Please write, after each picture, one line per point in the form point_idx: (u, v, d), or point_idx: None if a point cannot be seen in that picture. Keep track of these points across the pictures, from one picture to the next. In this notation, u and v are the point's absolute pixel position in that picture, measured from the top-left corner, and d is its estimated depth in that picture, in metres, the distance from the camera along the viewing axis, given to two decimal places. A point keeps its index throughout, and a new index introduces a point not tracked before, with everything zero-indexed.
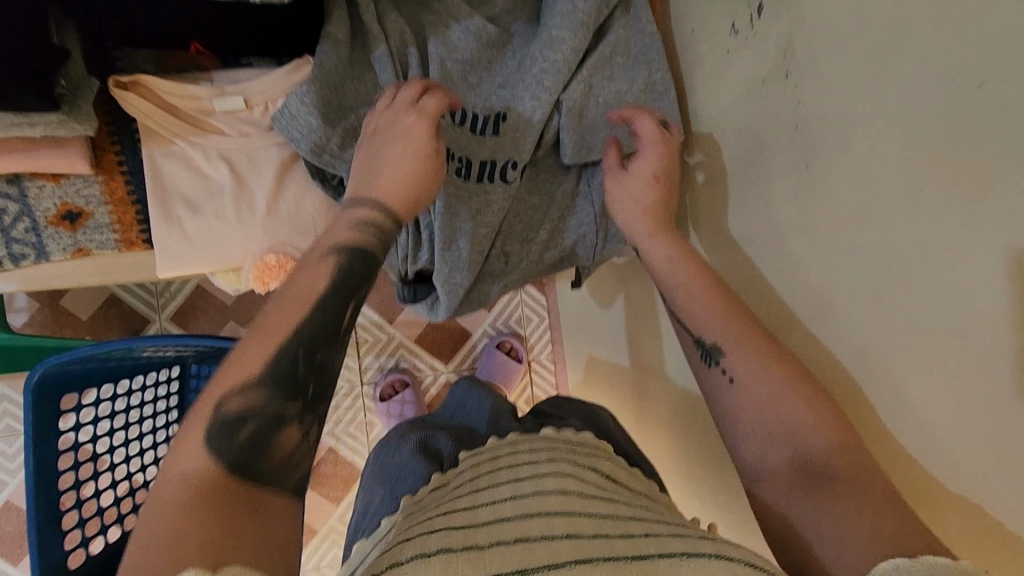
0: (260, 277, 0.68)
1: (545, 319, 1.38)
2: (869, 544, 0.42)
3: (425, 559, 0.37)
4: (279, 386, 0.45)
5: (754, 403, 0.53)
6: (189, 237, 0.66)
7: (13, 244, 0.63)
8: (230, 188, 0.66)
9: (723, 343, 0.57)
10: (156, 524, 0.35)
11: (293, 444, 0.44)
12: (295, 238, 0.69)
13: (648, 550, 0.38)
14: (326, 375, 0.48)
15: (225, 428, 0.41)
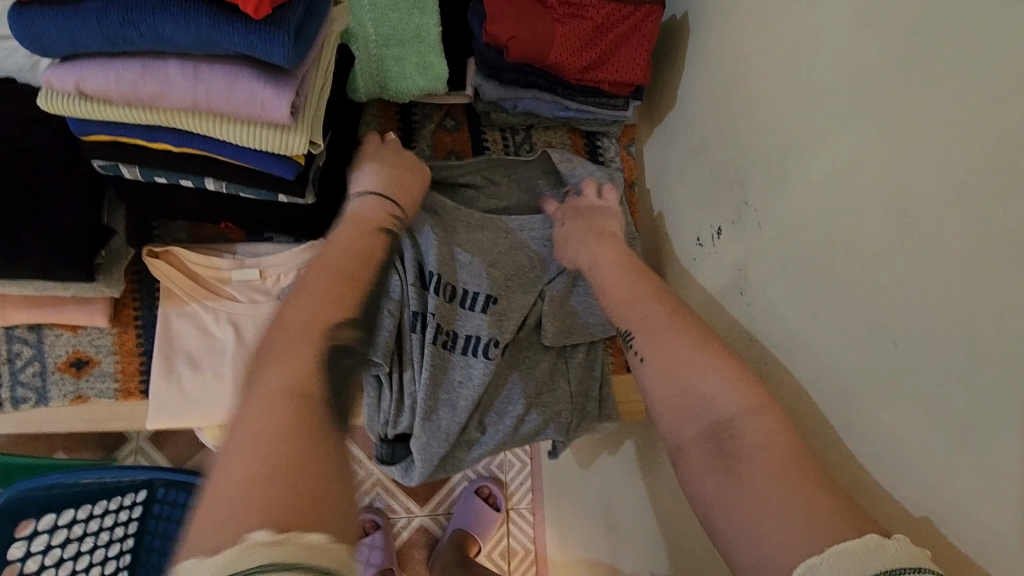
0: None
1: (529, 463, 1.26)
2: (810, 525, 0.41)
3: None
4: (334, 368, 0.53)
5: (676, 394, 0.56)
6: (184, 395, 0.70)
7: (18, 387, 0.68)
8: (231, 348, 0.71)
9: (634, 331, 0.64)
10: (250, 447, 0.42)
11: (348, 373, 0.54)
12: None
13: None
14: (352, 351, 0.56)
15: (335, 350, 0.54)
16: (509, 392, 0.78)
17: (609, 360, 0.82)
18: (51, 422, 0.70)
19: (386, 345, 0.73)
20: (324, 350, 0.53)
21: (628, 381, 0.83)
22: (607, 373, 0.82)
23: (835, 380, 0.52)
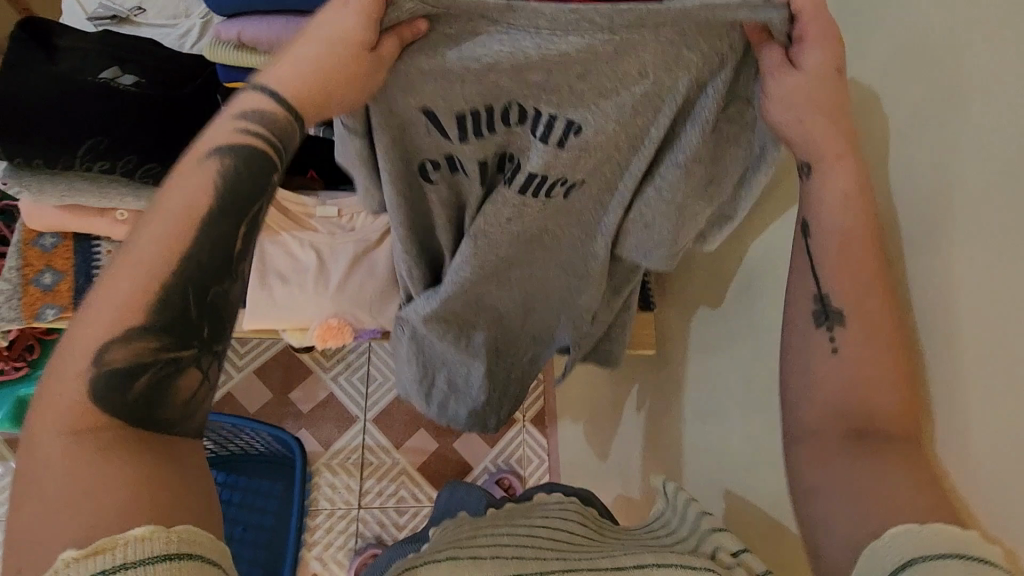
0: (321, 336, 0.89)
1: (542, 460, 1.84)
2: (911, 492, 0.62)
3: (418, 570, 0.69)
4: (173, 321, 0.54)
5: (846, 368, 0.70)
6: (277, 298, 0.91)
7: None
8: (314, 271, 0.91)
9: (844, 312, 0.71)
10: (69, 472, 0.48)
11: (187, 385, 0.56)
12: (353, 308, 0.92)
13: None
14: (191, 317, 0.55)
15: (125, 377, 0.52)
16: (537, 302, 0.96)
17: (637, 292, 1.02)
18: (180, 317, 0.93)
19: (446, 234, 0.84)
20: (162, 292, 0.54)
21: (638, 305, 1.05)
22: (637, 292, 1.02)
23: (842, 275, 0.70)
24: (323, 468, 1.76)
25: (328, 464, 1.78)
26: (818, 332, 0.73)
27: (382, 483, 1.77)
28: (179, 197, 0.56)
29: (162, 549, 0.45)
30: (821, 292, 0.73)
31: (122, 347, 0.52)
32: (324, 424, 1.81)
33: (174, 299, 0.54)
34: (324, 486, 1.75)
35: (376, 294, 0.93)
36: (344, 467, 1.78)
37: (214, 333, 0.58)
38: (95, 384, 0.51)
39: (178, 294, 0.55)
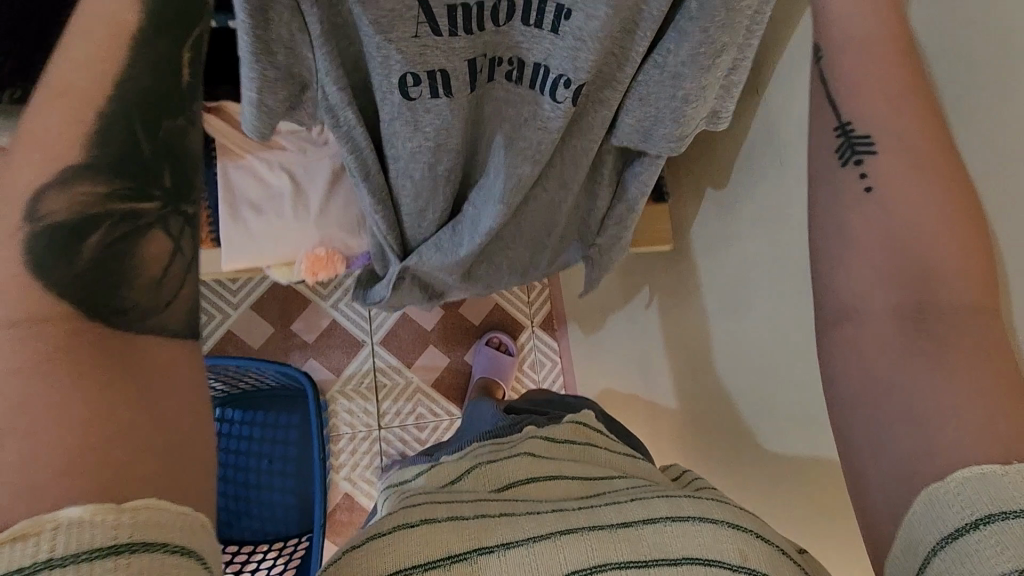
0: (311, 268, 1.04)
1: (556, 365, 1.87)
2: (978, 399, 0.56)
3: (407, 533, 0.59)
4: (125, 171, 0.51)
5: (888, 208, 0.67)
6: (251, 233, 1.01)
7: None
8: (289, 190, 1.03)
9: (871, 138, 0.69)
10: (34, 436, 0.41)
11: (157, 253, 0.52)
12: (335, 234, 1.05)
13: (657, 559, 0.57)
14: (128, 168, 0.51)
15: (62, 254, 0.47)
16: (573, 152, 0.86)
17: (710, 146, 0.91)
18: None
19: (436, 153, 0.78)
20: (90, 130, 0.50)
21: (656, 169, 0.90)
22: (685, 136, 0.82)
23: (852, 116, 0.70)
24: (338, 396, 1.73)
25: (343, 391, 1.73)
26: (847, 168, 0.71)
27: (398, 405, 1.75)
28: (51, 123, 0.49)
29: (108, 539, 0.37)
30: (840, 123, 0.72)
31: (60, 192, 0.48)
32: (331, 351, 1.74)
33: (108, 149, 0.50)
34: (342, 413, 1.72)
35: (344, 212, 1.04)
36: (360, 392, 1.74)
37: (175, 184, 0.54)
38: (39, 244, 0.47)
39: (114, 152, 0.50)
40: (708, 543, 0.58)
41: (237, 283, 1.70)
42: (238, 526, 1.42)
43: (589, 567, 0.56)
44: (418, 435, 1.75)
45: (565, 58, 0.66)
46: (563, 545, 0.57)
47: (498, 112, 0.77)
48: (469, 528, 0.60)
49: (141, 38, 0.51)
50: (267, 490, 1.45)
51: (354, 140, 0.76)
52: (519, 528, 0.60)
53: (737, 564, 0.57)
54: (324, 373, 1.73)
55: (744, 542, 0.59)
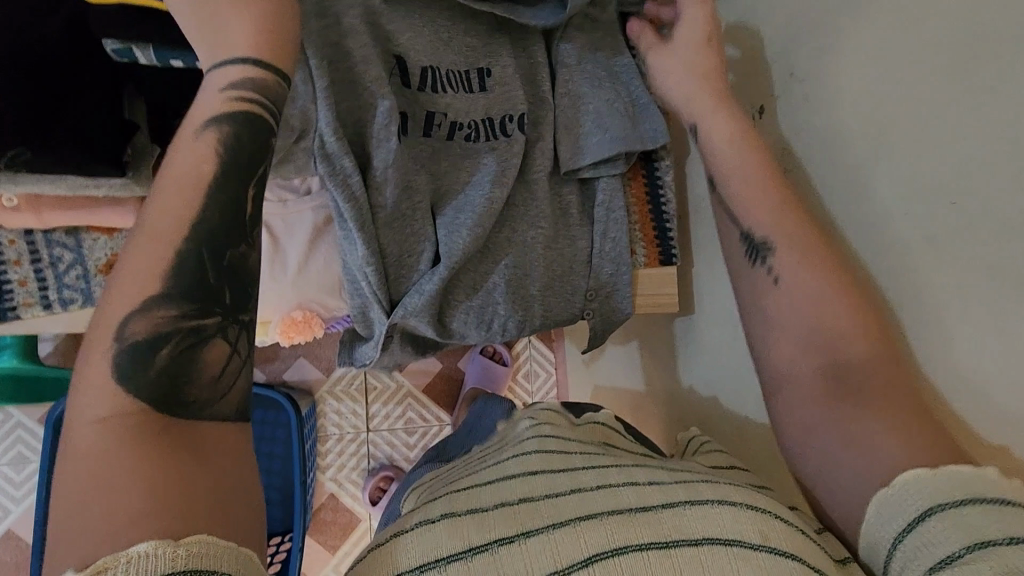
0: (285, 332, 0.71)
1: (552, 375, 1.75)
2: None
3: (429, 532, 0.50)
4: (194, 292, 0.44)
5: (834, 345, 0.56)
6: None
7: (64, 290, 0.70)
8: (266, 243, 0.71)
9: (773, 245, 0.63)
10: (94, 481, 0.37)
11: (217, 360, 0.45)
12: (321, 295, 0.72)
13: (676, 539, 0.47)
14: (217, 296, 0.45)
15: (136, 363, 0.41)
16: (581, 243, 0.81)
17: (641, 249, 0.84)
18: None
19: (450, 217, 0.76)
20: (169, 261, 0.44)
21: (662, 275, 0.85)
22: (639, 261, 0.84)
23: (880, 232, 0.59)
24: (326, 396, 1.61)
25: (331, 391, 1.61)
26: (757, 273, 0.64)
27: (389, 409, 1.64)
28: (140, 260, 0.44)
29: (167, 567, 0.33)
30: (747, 240, 0.66)
31: (141, 320, 0.42)
32: (322, 349, 1.61)
33: (188, 264, 0.44)
34: (330, 413, 1.61)
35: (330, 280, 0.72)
36: (348, 393, 1.62)
37: (235, 304, 0.47)
38: (121, 359, 0.41)
39: (189, 270, 0.44)
40: (727, 523, 0.48)
41: None
42: None
43: (660, 542, 0.47)
44: (406, 441, 1.64)
45: (592, 120, 0.79)
46: (584, 531, 0.48)
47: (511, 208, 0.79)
48: (495, 519, 0.50)
49: (235, 133, 0.49)
50: None
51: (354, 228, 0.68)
52: (559, 516, 0.50)
53: (757, 543, 0.47)
54: (313, 372, 1.60)
55: (766, 521, 0.49)
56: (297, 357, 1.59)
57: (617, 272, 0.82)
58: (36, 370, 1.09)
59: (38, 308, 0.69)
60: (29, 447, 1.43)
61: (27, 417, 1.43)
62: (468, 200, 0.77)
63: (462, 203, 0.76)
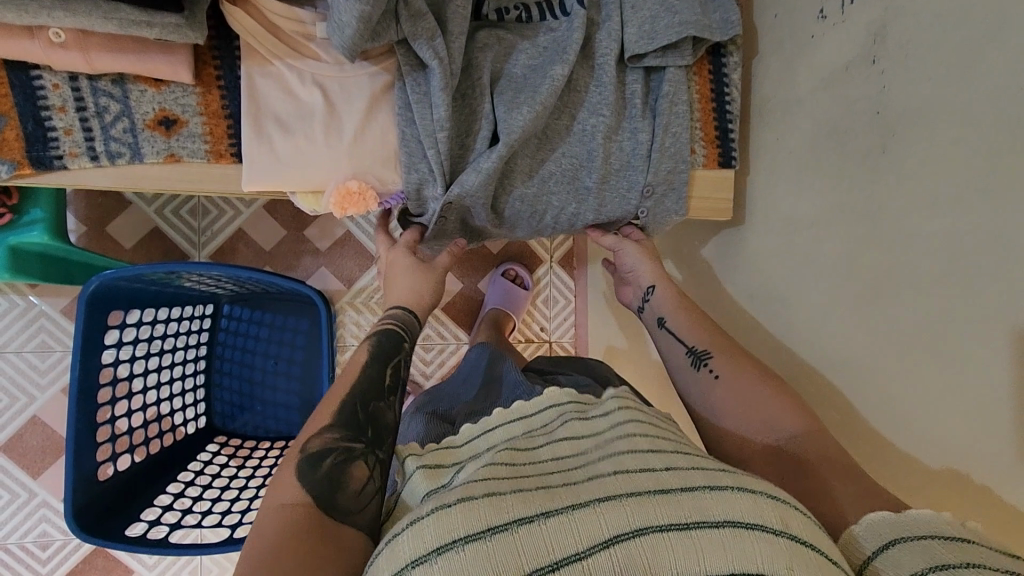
0: (340, 203, 0.69)
1: (570, 304, 1.72)
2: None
3: (450, 512, 0.45)
4: (348, 426, 0.62)
5: (733, 391, 0.70)
6: (278, 155, 0.68)
7: (111, 142, 0.66)
8: (322, 111, 0.68)
9: (710, 351, 0.75)
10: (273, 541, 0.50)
11: (364, 477, 0.58)
12: (377, 167, 0.70)
13: (697, 521, 0.44)
14: (375, 419, 0.64)
15: (311, 464, 0.57)
16: (627, 143, 0.77)
17: (701, 150, 0.81)
18: (193, 179, 0.70)
19: (521, 99, 0.73)
20: (334, 416, 0.62)
21: (719, 177, 0.83)
22: (697, 162, 0.81)
23: (979, 116, 0.56)
24: (347, 307, 1.59)
25: (352, 303, 1.60)
26: (700, 374, 0.74)
27: None
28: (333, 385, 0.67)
29: None
30: (689, 347, 0.78)
31: (318, 439, 0.60)
32: (342, 261, 1.59)
33: (349, 412, 0.63)
34: (350, 324, 1.59)
35: (389, 150, 0.70)
36: (368, 306, 1.60)
37: (377, 441, 0.62)
38: (301, 464, 0.57)
39: (348, 412, 0.63)
40: (748, 507, 0.45)
41: (206, 216, 1.52)
42: (238, 419, 1.35)
43: (642, 526, 0.43)
44: (423, 357, 1.65)
45: (645, 17, 0.74)
46: (600, 513, 0.44)
47: (578, 96, 0.76)
48: (511, 501, 0.46)
49: (358, 389, 0.67)
50: (272, 389, 1.35)
51: (432, 91, 0.68)
52: (571, 501, 0.46)
53: (777, 529, 0.45)
54: (335, 283, 1.59)
55: (785, 508, 0.47)
56: (318, 268, 1.58)
57: (675, 162, 0.79)
58: (68, 250, 1.08)
59: (85, 159, 0.66)
60: (50, 337, 1.43)
61: (52, 307, 1.43)
62: (530, 82, 0.73)
63: (527, 81, 0.74)
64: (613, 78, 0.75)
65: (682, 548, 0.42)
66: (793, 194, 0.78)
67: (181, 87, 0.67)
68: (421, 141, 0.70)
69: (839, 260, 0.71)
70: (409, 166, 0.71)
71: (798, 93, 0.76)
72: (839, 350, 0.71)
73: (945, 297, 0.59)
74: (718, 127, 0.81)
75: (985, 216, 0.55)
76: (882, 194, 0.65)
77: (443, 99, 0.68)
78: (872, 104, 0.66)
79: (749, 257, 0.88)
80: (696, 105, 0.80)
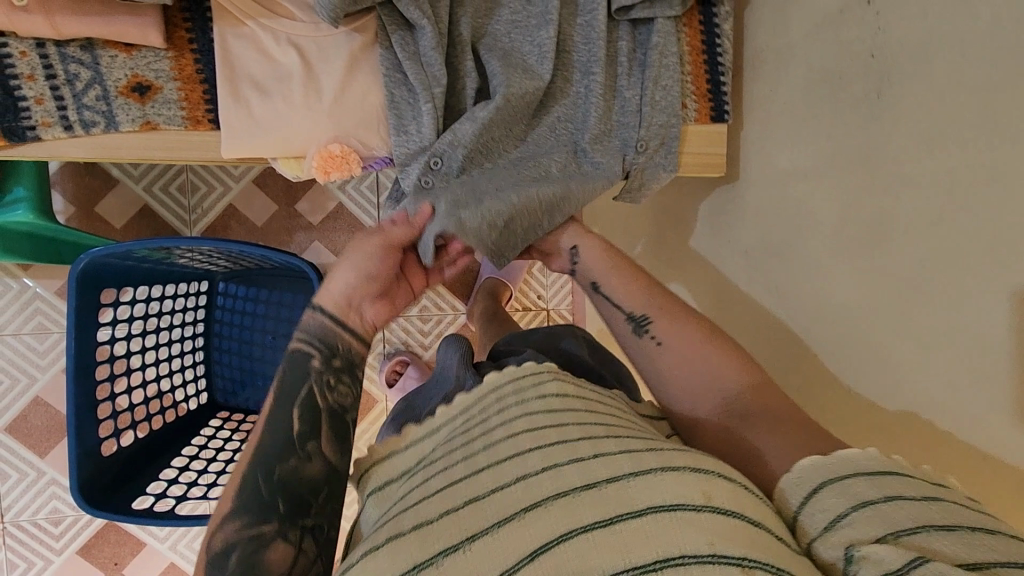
0: (322, 167, 0.68)
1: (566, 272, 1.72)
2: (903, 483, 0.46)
3: (377, 557, 0.46)
4: (252, 507, 0.54)
5: (680, 357, 0.64)
6: (256, 118, 0.66)
7: (85, 110, 0.64)
8: (299, 72, 0.65)
9: (649, 314, 0.67)
10: None
11: (282, 557, 0.53)
12: (360, 130, 0.68)
13: (620, 513, 0.44)
14: (290, 479, 0.56)
15: (218, 562, 0.52)
16: (618, 104, 0.75)
17: (693, 104, 0.79)
18: (170, 149, 0.68)
19: (514, 61, 0.71)
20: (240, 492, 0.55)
21: (712, 132, 0.81)
22: (688, 117, 0.79)
23: (976, 55, 0.54)
24: None
25: None
26: (643, 342, 0.67)
27: None
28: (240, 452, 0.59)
29: None
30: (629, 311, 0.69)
31: (224, 530, 0.54)
32: (335, 234, 1.57)
33: (250, 487, 0.55)
34: None
35: (375, 111, 0.69)
36: None
37: (291, 505, 0.55)
38: (209, 567, 0.52)
39: (249, 487, 0.55)
40: (670, 487, 0.45)
41: (195, 192, 1.50)
42: (239, 395, 1.36)
43: (562, 536, 0.43)
44: (421, 329, 1.65)
45: None
46: (526, 526, 0.45)
47: (568, 50, 0.74)
48: (437, 532, 0.46)
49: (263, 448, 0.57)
50: (270, 364, 1.35)
51: (422, 50, 0.67)
52: (500, 516, 0.46)
53: (700, 504, 0.45)
54: (329, 257, 1.58)
55: (707, 480, 0.46)
56: (312, 242, 1.57)
57: (665, 120, 0.77)
58: (56, 232, 1.07)
59: (59, 130, 0.65)
60: (46, 319, 1.43)
61: (47, 290, 1.43)
62: (515, 42, 0.72)
63: (518, 42, 0.72)
64: (603, 31, 0.73)
65: (606, 546, 0.42)
66: (786, 147, 0.77)
67: (154, 50, 0.64)
68: (413, 100, 0.68)
69: (835, 209, 0.70)
70: (400, 127, 0.69)
71: (791, 40, 0.74)
72: (834, 297, 0.71)
73: (939, 243, 0.58)
74: (710, 80, 0.79)
75: (982, 156, 0.54)
76: (877, 140, 0.64)
77: (436, 59, 0.67)
78: (865, 47, 0.64)
79: (739, 215, 0.87)
80: (686, 57, 0.78)
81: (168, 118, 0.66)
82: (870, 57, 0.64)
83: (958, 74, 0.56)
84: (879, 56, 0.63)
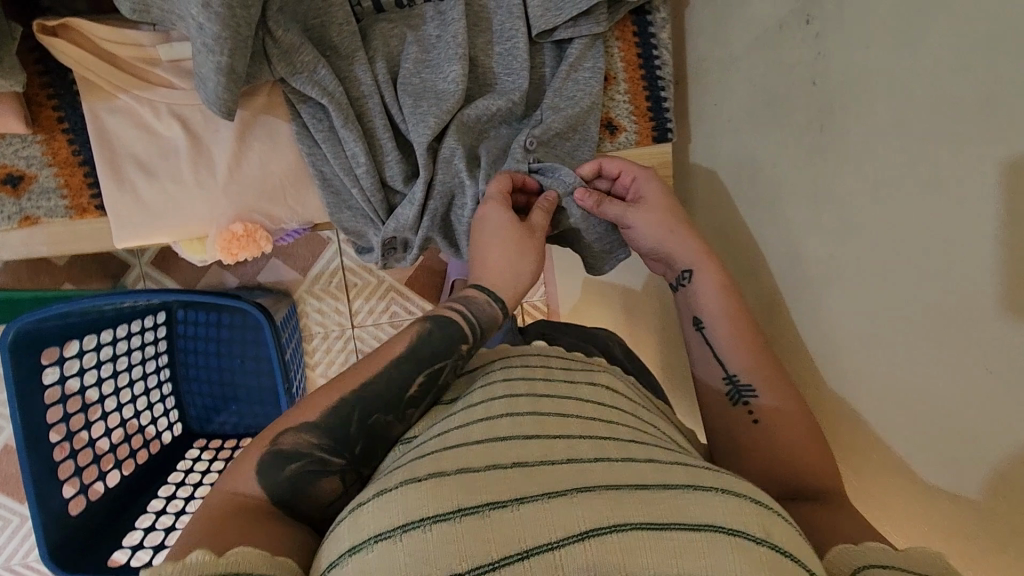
0: (227, 249, 0.65)
1: None
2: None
3: (417, 491, 0.40)
4: (335, 433, 0.50)
5: (776, 443, 0.59)
6: (145, 202, 0.61)
7: None
8: (184, 149, 0.60)
9: (754, 385, 0.62)
10: (193, 527, 0.44)
11: (332, 491, 0.50)
12: (262, 203, 0.64)
13: (673, 521, 0.39)
14: (380, 435, 0.52)
15: (276, 459, 0.49)
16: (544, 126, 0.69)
17: (633, 127, 0.73)
18: (60, 238, 0.62)
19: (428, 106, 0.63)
20: (327, 413, 0.51)
21: (656, 152, 0.75)
22: (629, 142, 0.73)
23: (918, 90, 0.48)
24: (306, 296, 1.53)
25: (311, 291, 1.54)
26: (735, 412, 0.63)
27: (372, 302, 1.56)
28: (349, 378, 0.54)
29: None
30: (728, 372, 0.64)
31: (295, 432, 0.50)
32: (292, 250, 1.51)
33: (342, 419, 0.51)
34: (313, 313, 1.54)
35: (284, 178, 0.63)
36: (329, 292, 1.54)
37: (365, 452, 0.51)
38: (264, 461, 0.49)
39: (342, 415, 0.51)
40: (732, 510, 0.40)
41: None
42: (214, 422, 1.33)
43: (612, 525, 0.38)
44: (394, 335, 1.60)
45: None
46: (579, 502, 0.40)
47: (485, 77, 0.67)
48: (484, 481, 0.41)
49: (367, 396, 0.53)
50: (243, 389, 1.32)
51: (337, 126, 0.60)
52: (549, 487, 0.41)
53: (759, 537, 0.39)
54: (289, 274, 1.52)
55: (769, 516, 0.41)
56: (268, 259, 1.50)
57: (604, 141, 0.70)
58: None
59: None
60: None
61: None
62: (429, 82, 0.64)
63: (429, 79, 0.64)
64: (525, 59, 0.66)
65: (662, 547, 0.37)
66: (736, 166, 0.71)
67: (20, 138, 0.58)
68: (344, 178, 0.63)
69: (790, 238, 0.65)
70: (338, 205, 0.64)
71: (732, 52, 0.67)
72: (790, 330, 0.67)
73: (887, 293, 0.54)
74: (649, 97, 0.72)
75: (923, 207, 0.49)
76: (822, 172, 0.59)
77: (352, 133, 0.60)
78: (807, 69, 0.58)
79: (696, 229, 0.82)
80: (622, 76, 0.71)
81: (50, 208, 0.60)
82: (812, 82, 0.58)
83: (899, 108, 0.50)
84: (822, 80, 0.57)
